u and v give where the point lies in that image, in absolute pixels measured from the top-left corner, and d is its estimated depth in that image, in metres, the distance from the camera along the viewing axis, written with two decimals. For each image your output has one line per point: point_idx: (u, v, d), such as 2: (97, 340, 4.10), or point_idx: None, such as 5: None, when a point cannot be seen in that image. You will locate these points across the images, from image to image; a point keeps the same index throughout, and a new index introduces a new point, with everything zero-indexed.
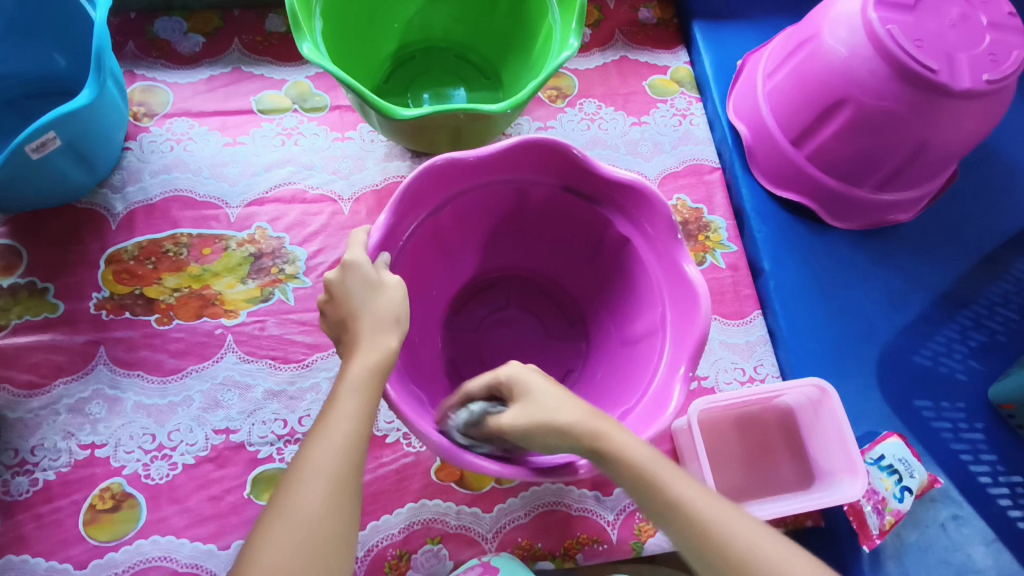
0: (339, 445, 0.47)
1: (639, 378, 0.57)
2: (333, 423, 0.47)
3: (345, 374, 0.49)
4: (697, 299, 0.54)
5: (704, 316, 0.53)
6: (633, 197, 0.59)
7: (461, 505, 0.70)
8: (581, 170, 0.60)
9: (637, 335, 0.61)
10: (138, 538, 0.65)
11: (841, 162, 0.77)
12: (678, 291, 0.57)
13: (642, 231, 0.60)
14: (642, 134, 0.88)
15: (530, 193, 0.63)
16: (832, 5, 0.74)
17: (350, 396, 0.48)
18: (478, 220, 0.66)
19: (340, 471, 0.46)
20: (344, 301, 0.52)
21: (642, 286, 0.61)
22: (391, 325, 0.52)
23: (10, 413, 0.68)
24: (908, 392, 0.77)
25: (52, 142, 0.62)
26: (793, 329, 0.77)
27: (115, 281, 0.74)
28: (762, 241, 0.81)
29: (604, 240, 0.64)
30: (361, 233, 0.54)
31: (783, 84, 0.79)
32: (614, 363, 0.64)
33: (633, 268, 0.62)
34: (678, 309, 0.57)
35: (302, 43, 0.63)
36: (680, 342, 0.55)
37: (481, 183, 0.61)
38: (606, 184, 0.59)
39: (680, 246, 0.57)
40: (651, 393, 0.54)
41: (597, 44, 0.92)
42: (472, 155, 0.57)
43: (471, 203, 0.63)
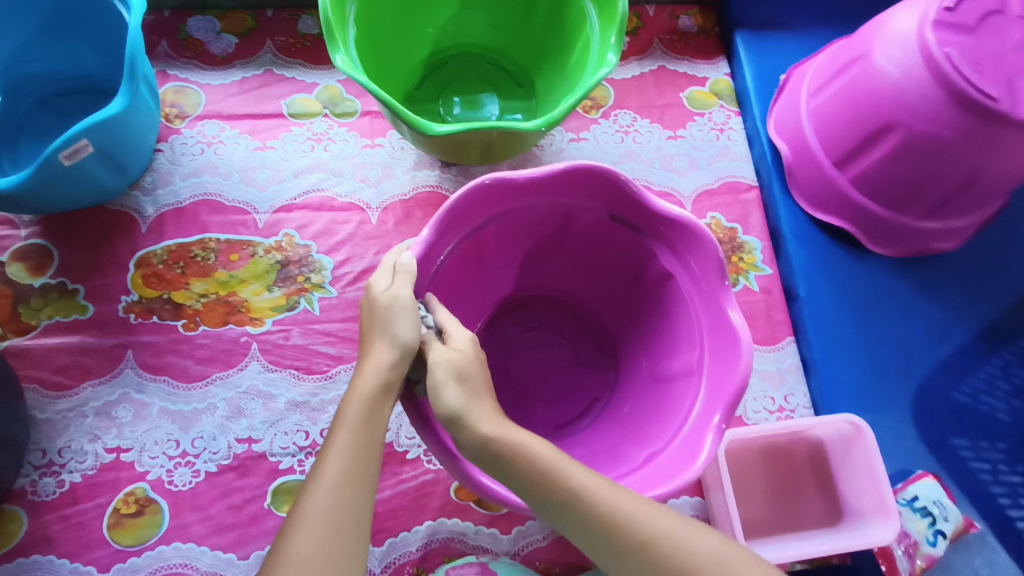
0: (334, 483, 0.46)
1: (672, 415, 0.59)
2: (328, 462, 0.48)
3: (341, 414, 0.50)
4: (739, 341, 0.55)
5: (745, 362, 0.54)
6: (684, 231, 0.59)
7: (479, 525, 0.69)
8: (632, 202, 0.60)
9: (672, 370, 0.62)
10: (160, 544, 0.66)
11: (886, 187, 0.73)
12: (720, 335, 0.57)
13: (687, 268, 0.60)
14: (677, 148, 0.85)
15: (576, 219, 0.63)
16: (885, 22, 0.70)
17: (344, 432, 0.49)
18: (516, 240, 0.67)
19: (336, 509, 0.45)
20: (365, 315, 0.55)
21: (681, 320, 0.62)
22: (393, 346, 0.52)
23: (39, 413, 0.69)
24: (945, 430, 0.74)
25: (84, 150, 0.63)
26: (827, 359, 0.75)
27: (143, 285, 0.74)
28: (798, 265, 0.79)
29: (646, 271, 0.64)
30: (390, 256, 0.57)
31: (828, 103, 0.75)
32: (644, 396, 0.65)
33: (674, 303, 0.62)
34: (718, 352, 0.57)
35: (334, 54, 0.61)
36: (719, 384, 0.56)
37: (525, 206, 0.61)
38: (657, 216, 0.60)
39: (726, 291, 0.57)
40: (685, 434, 0.55)
41: (635, 52, 0.90)
42: (522, 177, 0.58)
43: (511, 223, 0.63)
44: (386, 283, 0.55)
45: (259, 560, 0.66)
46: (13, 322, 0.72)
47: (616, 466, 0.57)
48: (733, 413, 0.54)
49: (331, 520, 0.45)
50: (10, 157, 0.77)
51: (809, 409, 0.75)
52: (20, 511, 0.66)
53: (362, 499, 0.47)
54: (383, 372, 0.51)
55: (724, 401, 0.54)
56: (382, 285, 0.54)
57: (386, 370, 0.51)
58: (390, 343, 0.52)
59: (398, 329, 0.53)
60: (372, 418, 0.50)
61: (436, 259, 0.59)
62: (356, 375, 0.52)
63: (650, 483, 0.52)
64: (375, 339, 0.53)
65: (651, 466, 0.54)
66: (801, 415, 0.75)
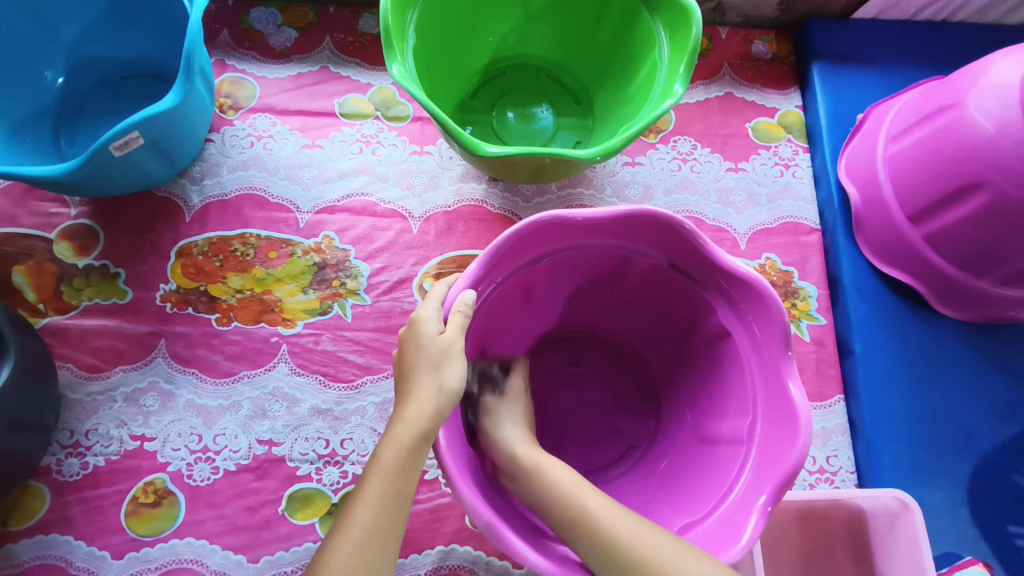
0: (362, 535, 0.47)
1: (712, 484, 0.57)
2: (358, 513, 0.48)
3: (377, 460, 0.50)
4: (795, 415, 0.52)
5: (801, 444, 0.51)
6: (745, 290, 0.56)
7: (491, 557, 0.67)
8: (694, 253, 0.58)
9: (718, 433, 0.60)
10: (173, 537, 0.66)
11: (964, 249, 0.68)
12: (779, 407, 0.55)
13: (748, 329, 0.58)
14: (737, 182, 0.81)
15: (634, 263, 0.62)
16: (984, 70, 0.65)
17: (377, 481, 0.49)
18: (569, 276, 0.66)
19: (361, 563, 0.46)
20: (409, 352, 0.54)
21: (734, 384, 0.60)
22: (441, 393, 0.51)
23: (71, 393, 0.70)
24: (1001, 515, 0.68)
25: (135, 141, 0.63)
26: (878, 424, 0.70)
27: (182, 275, 0.75)
28: (856, 320, 0.74)
29: (702, 326, 0.63)
30: (440, 289, 0.56)
31: (907, 150, 0.70)
32: (685, 455, 0.63)
33: (728, 364, 0.60)
34: (772, 425, 0.55)
35: (391, 63, 0.60)
36: (772, 459, 0.53)
37: (585, 245, 0.60)
38: (720, 271, 0.57)
39: (787, 362, 0.54)
40: (728, 505, 0.53)
41: (702, 76, 0.85)
42: (580, 217, 0.56)
43: (565, 259, 0.62)
44: (437, 325, 0.53)
45: (268, 565, 0.65)
46: (55, 300, 0.73)
47: None
48: (781, 495, 0.51)
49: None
50: (69, 137, 0.78)
51: (852, 475, 0.70)
52: (44, 487, 0.67)
53: (387, 554, 0.47)
54: (424, 420, 0.50)
55: (773, 480, 0.51)
56: (434, 327, 0.53)
57: (428, 418, 0.50)
58: (437, 388, 0.51)
59: (448, 373, 0.52)
60: (405, 469, 0.50)
61: (485, 290, 0.58)
62: (397, 416, 0.52)
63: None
64: (421, 379, 0.52)
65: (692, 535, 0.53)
66: (842, 480, 0.70)
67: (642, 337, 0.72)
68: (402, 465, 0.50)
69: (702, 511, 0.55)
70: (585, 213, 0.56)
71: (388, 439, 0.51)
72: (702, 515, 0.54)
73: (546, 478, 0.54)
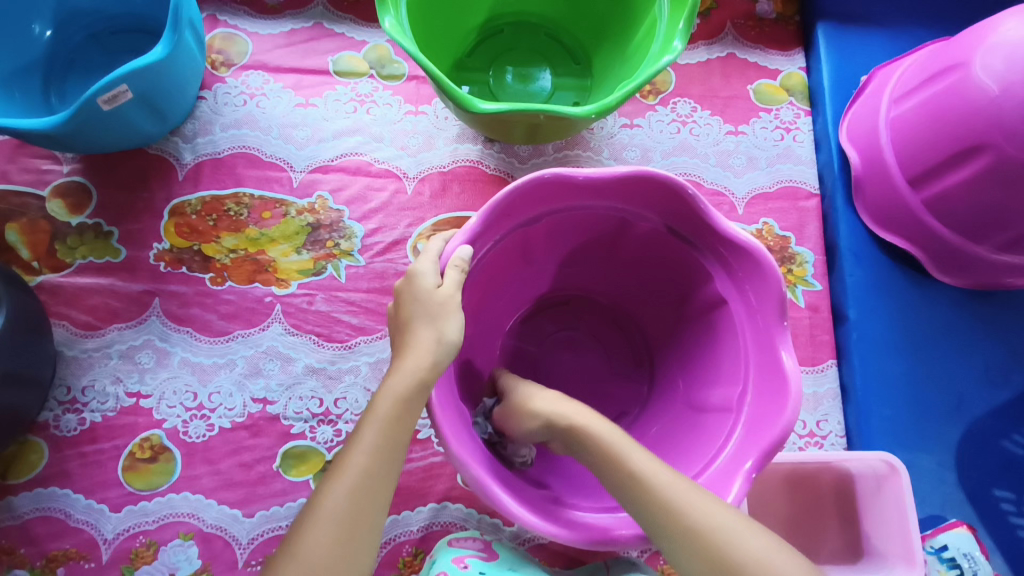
0: (355, 483, 0.47)
1: (701, 448, 0.57)
2: (352, 461, 0.48)
3: (373, 408, 0.50)
4: (786, 381, 0.53)
5: (790, 412, 0.51)
6: (742, 254, 0.56)
7: (483, 514, 0.68)
8: (692, 216, 0.58)
9: (710, 400, 0.60)
10: (170, 491, 0.67)
11: (962, 214, 0.67)
12: (769, 372, 0.55)
13: (744, 296, 0.58)
14: (736, 145, 0.80)
15: (633, 226, 0.61)
16: (992, 29, 0.63)
17: (372, 430, 0.49)
18: (564, 238, 0.65)
19: (352, 510, 0.47)
20: (406, 304, 0.53)
21: (727, 348, 0.60)
22: (438, 345, 0.51)
23: (67, 350, 0.70)
24: (988, 480, 0.69)
25: (124, 95, 0.62)
26: (870, 389, 0.70)
27: (176, 234, 0.74)
28: (852, 286, 0.73)
29: (698, 290, 0.62)
30: (436, 244, 0.56)
31: (910, 113, 0.69)
32: (677, 420, 0.64)
33: (722, 329, 0.60)
34: (762, 391, 0.55)
35: (383, 17, 0.59)
36: (760, 426, 0.54)
37: (583, 207, 0.60)
38: (718, 236, 0.57)
39: (782, 332, 0.54)
40: (709, 474, 0.54)
41: (704, 37, 0.83)
42: (580, 176, 0.55)
43: (563, 220, 0.62)
44: (435, 278, 0.53)
45: (263, 519, 0.66)
46: (49, 258, 0.73)
47: None
48: (767, 461, 0.52)
49: (348, 520, 0.46)
50: (59, 93, 0.77)
51: (841, 438, 0.71)
52: (42, 442, 0.68)
53: (379, 503, 0.48)
54: (420, 371, 0.50)
55: (761, 445, 0.52)
56: (430, 280, 0.53)
57: (425, 370, 0.50)
58: (435, 341, 0.51)
59: (445, 325, 0.52)
60: (401, 419, 0.50)
61: (480, 249, 0.58)
62: (392, 366, 0.52)
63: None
64: (418, 332, 0.52)
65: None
66: (832, 443, 0.71)
67: (637, 301, 0.72)
68: (399, 415, 0.50)
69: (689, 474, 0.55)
70: (586, 173, 0.55)
71: (387, 386, 0.50)
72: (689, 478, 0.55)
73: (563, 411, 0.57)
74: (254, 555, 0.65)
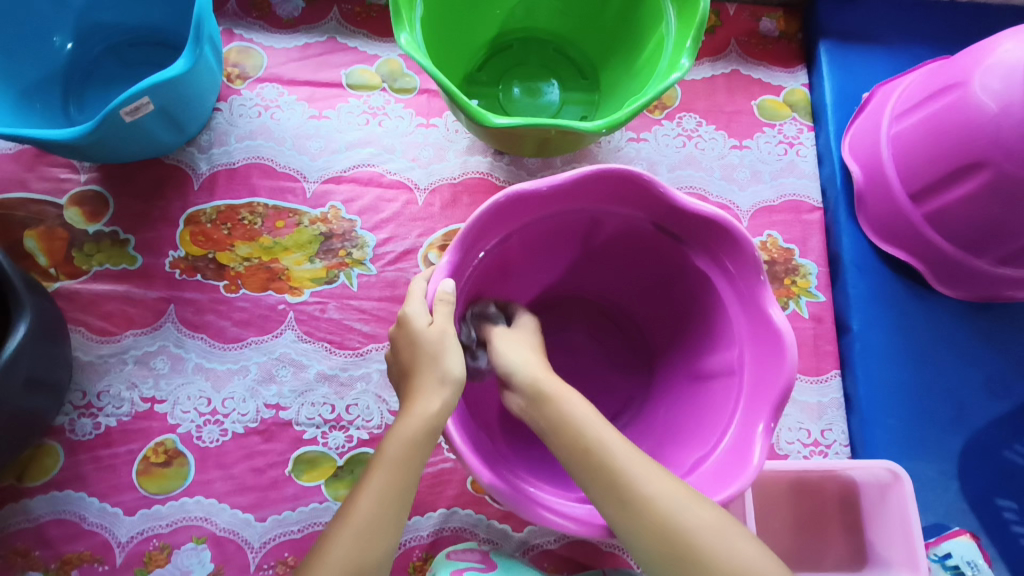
0: (362, 527, 0.48)
1: (712, 421, 0.59)
2: (359, 504, 0.49)
3: (392, 433, 0.52)
4: (783, 349, 0.54)
5: (790, 361, 0.54)
6: (707, 227, 0.58)
7: (491, 520, 0.69)
8: (653, 201, 0.59)
9: (709, 368, 0.63)
10: (184, 495, 0.68)
11: (963, 228, 0.69)
12: (761, 331, 0.57)
13: (722, 268, 0.60)
14: (740, 159, 0.81)
15: (604, 221, 0.63)
16: (990, 49, 0.65)
17: (381, 472, 0.51)
18: (542, 248, 0.66)
19: (359, 554, 0.48)
20: (403, 344, 0.55)
21: (716, 321, 0.62)
22: (444, 384, 0.52)
23: (83, 355, 0.72)
24: (990, 489, 0.70)
25: (146, 107, 0.64)
26: (873, 399, 0.71)
27: (191, 242, 0.76)
28: (855, 297, 0.75)
29: (682, 273, 0.64)
30: (421, 285, 0.57)
31: (911, 130, 0.71)
32: (674, 419, 0.65)
33: (709, 305, 0.62)
34: (758, 352, 0.57)
35: (399, 34, 0.61)
36: (764, 381, 0.56)
37: (542, 215, 0.61)
38: (685, 215, 0.59)
39: (762, 286, 0.57)
40: (728, 445, 0.56)
41: (709, 53, 0.85)
42: (541, 186, 0.57)
43: (534, 231, 0.63)
44: (426, 318, 0.54)
45: (275, 523, 0.67)
46: (67, 265, 0.74)
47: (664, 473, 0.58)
48: (780, 413, 0.54)
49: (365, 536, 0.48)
50: (78, 103, 0.79)
51: (845, 447, 0.72)
52: (58, 446, 0.69)
53: (385, 549, 0.48)
54: (428, 417, 0.51)
55: (769, 404, 0.54)
56: (423, 320, 0.54)
57: (432, 414, 0.51)
58: (439, 381, 0.53)
59: (447, 363, 0.53)
60: (407, 465, 0.51)
61: (463, 274, 0.59)
62: (402, 410, 0.53)
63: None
64: (423, 374, 0.53)
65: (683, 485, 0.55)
66: (836, 453, 0.72)
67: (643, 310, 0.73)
68: (415, 440, 0.51)
69: (707, 448, 0.57)
70: (533, 186, 0.56)
71: (407, 411, 0.53)
72: (709, 451, 0.57)
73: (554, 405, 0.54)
74: (266, 558, 0.66)
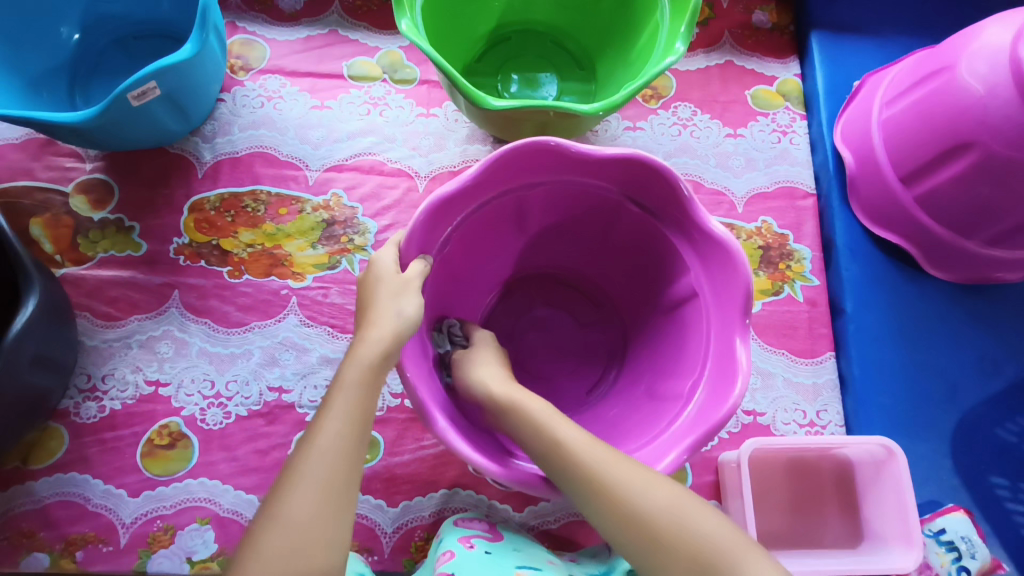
0: (329, 443, 0.47)
1: (692, 352, 0.62)
2: (325, 426, 0.48)
3: (311, 443, 0.47)
4: (734, 260, 0.57)
5: (742, 266, 0.56)
6: (628, 168, 0.60)
7: (493, 500, 0.70)
8: (567, 162, 0.61)
9: (675, 300, 0.65)
10: (187, 477, 0.68)
11: (953, 209, 0.70)
12: (708, 246, 0.60)
13: (654, 202, 0.63)
14: (735, 147, 0.83)
15: (529, 198, 0.64)
16: (976, 34, 0.67)
17: (344, 395, 0.49)
18: (484, 242, 0.68)
19: (330, 468, 0.46)
20: (367, 290, 0.55)
21: (667, 254, 0.65)
22: (399, 319, 0.52)
23: (88, 340, 0.73)
24: (983, 467, 0.71)
25: (152, 91, 0.65)
26: (867, 380, 0.73)
27: (195, 229, 0.77)
28: (848, 280, 0.76)
29: (622, 219, 0.67)
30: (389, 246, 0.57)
31: (901, 115, 0.72)
32: (648, 392, 0.66)
33: (658, 242, 0.65)
34: (712, 268, 0.60)
35: (401, 19, 0.62)
36: (725, 294, 0.59)
37: (472, 211, 0.62)
38: (601, 163, 0.60)
39: (697, 206, 0.59)
40: (713, 357, 0.59)
41: (703, 45, 0.87)
42: (455, 185, 0.57)
43: (470, 229, 0.64)
44: (395, 266, 0.55)
45: None
46: (72, 252, 0.75)
47: (667, 411, 0.60)
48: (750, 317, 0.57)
49: (303, 551, 0.43)
50: (84, 94, 0.81)
51: (841, 427, 0.73)
52: (62, 429, 0.69)
53: (356, 466, 0.47)
54: (386, 339, 0.51)
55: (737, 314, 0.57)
56: (392, 269, 0.55)
57: (390, 338, 0.52)
58: (397, 314, 0.53)
59: (405, 302, 0.53)
60: (370, 385, 0.50)
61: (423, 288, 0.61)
62: (358, 337, 0.53)
63: (690, 429, 0.55)
64: (381, 306, 0.53)
65: (685, 415, 0.57)
66: (832, 433, 0.73)
67: None
68: (340, 446, 0.47)
69: (694, 376, 0.60)
70: (452, 186, 0.56)
71: (327, 419, 0.48)
72: (695, 378, 0.59)
73: (523, 411, 0.54)
74: None
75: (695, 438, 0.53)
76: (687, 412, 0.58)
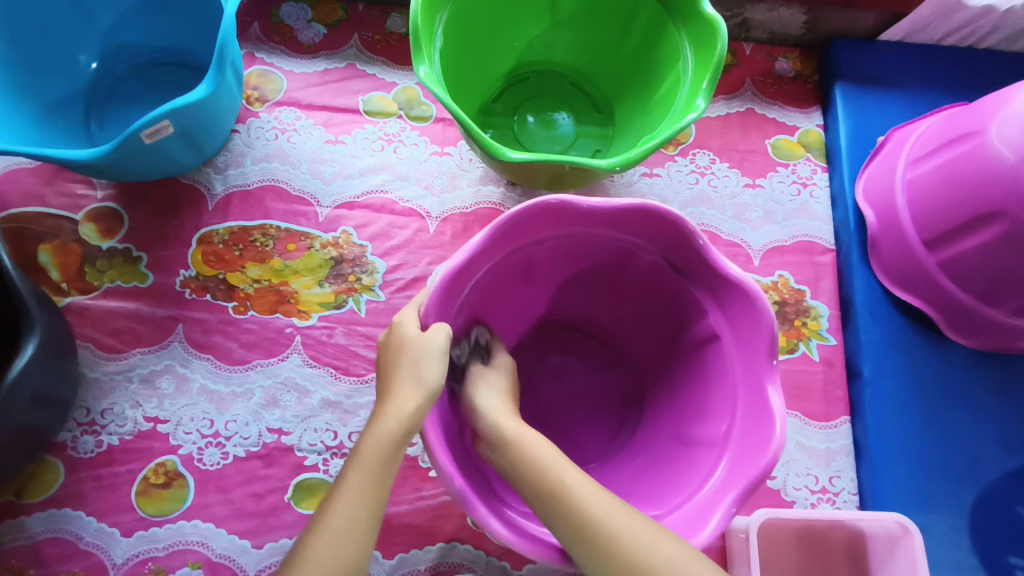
0: (338, 528, 0.48)
1: (714, 409, 0.60)
2: (336, 508, 0.49)
3: (323, 526, 0.48)
4: (758, 309, 0.55)
5: (767, 313, 0.55)
6: (643, 217, 0.59)
7: (490, 557, 0.68)
8: (577, 215, 0.60)
9: (696, 350, 0.64)
10: (181, 518, 0.67)
11: (979, 276, 0.68)
12: (728, 293, 0.59)
13: (667, 250, 0.61)
14: (753, 198, 0.81)
15: (538, 254, 0.63)
16: (1008, 99, 0.65)
17: (359, 476, 0.50)
18: (494, 298, 0.66)
19: (336, 554, 0.47)
20: (390, 354, 0.55)
21: (687, 301, 0.63)
22: (418, 386, 0.52)
23: (89, 372, 0.72)
24: (1002, 546, 0.68)
25: (165, 129, 0.65)
26: (883, 449, 0.70)
27: (203, 262, 0.76)
28: (867, 343, 0.74)
29: (635, 266, 0.65)
30: (416, 299, 0.57)
31: (927, 176, 0.70)
32: (659, 454, 0.64)
33: (676, 288, 0.63)
34: (734, 316, 0.59)
35: (419, 66, 0.61)
36: (750, 338, 0.57)
37: (483, 274, 0.61)
38: (605, 215, 0.59)
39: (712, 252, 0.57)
40: (740, 412, 0.58)
41: (724, 91, 0.86)
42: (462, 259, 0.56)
43: (478, 294, 0.62)
44: (415, 326, 0.55)
45: (272, 551, 0.67)
46: (79, 281, 0.75)
47: (697, 467, 0.58)
48: (775, 361, 0.56)
49: None
50: (99, 120, 0.80)
51: (854, 496, 0.70)
52: (58, 463, 0.68)
53: (363, 550, 0.48)
54: (405, 416, 0.51)
55: (762, 356, 0.56)
56: (412, 329, 0.55)
57: (409, 414, 0.51)
58: (418, 384, 0.52)
59: (425, 368, 0.52)
60: (386, 466, 0.51)
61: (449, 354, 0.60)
62: (379, 411, 0.53)
63: (728, 487, 0.54)
64: (401, 376, 0.53)
65: (721, 470, 0.56)
66: (844, 501, 0.70)
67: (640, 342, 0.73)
68: (350, 529, 0.48)
69: (723, 427, 0.58)
70: (462, 255, 0.55)
71: (340, 501, 0.49)
72: (725, 429, 0.58)
73: (521, 449, 0.53)
74: None
75: (738, 493, 0.52)
76: (719, 469, 0.56)
